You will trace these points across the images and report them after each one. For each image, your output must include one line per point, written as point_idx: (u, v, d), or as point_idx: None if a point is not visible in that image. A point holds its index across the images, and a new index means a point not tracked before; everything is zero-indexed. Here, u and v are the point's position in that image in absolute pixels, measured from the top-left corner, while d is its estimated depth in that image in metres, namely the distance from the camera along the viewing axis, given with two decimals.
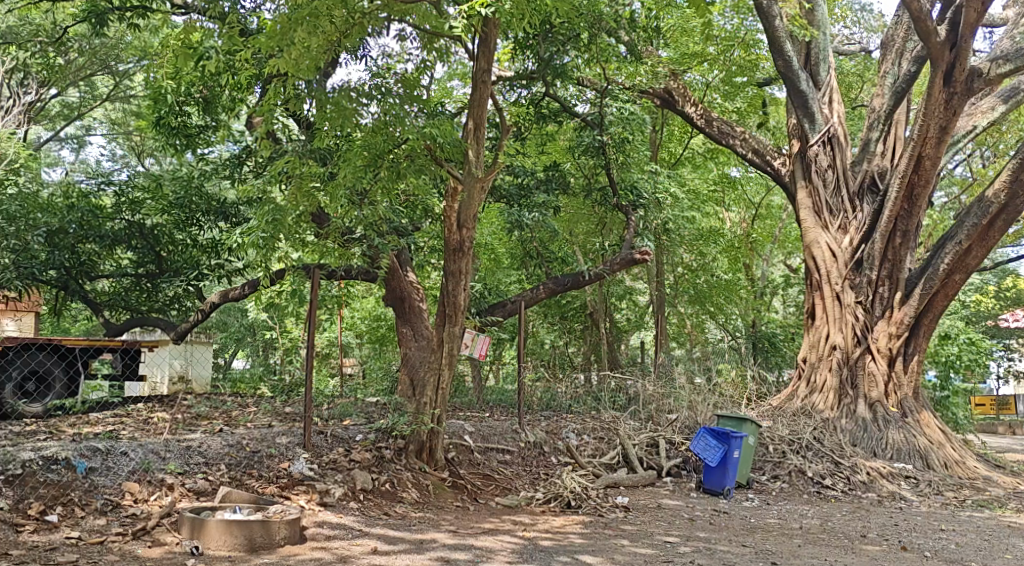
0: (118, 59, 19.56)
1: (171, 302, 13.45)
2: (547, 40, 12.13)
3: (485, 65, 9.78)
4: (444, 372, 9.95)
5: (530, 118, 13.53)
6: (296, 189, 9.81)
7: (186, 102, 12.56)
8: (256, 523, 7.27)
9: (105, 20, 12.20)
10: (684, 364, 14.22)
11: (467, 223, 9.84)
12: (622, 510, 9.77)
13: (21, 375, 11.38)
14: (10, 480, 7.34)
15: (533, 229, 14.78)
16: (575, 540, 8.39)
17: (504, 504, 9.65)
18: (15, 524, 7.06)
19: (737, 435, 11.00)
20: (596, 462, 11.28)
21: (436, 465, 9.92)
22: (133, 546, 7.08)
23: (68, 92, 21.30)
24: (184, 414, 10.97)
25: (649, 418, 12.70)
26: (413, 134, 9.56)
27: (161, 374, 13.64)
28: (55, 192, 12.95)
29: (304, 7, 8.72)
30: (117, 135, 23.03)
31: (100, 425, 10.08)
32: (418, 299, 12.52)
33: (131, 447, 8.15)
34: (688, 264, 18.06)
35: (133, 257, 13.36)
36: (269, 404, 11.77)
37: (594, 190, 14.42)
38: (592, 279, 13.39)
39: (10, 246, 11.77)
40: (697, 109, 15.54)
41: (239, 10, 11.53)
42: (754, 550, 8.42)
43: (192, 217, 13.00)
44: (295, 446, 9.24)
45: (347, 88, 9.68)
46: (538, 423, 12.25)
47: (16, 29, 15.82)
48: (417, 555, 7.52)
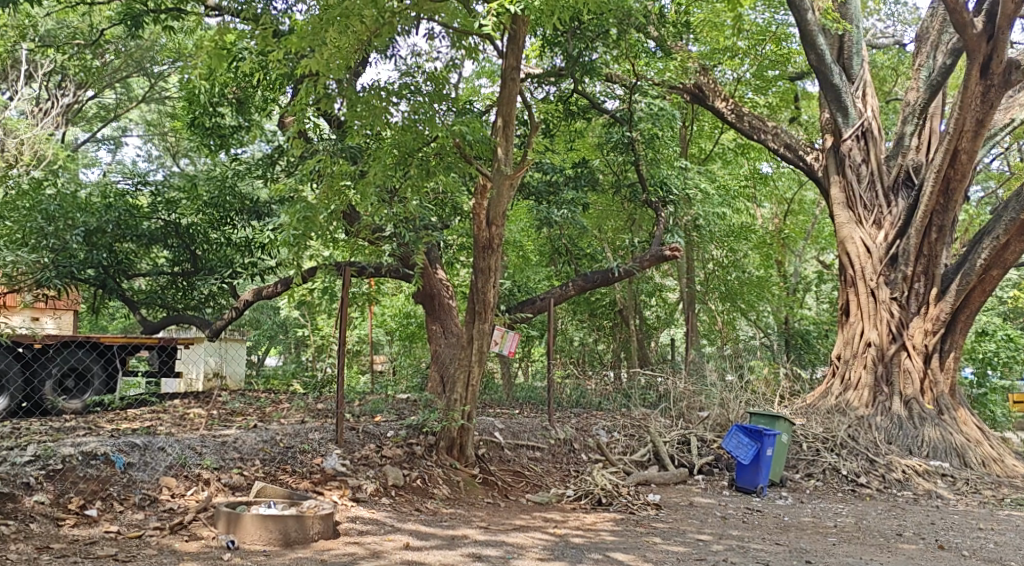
0: (153, 61, 19.91)
1: (207, 300, 13.62)
2: (575, 37, 12.06)
3: (514, 62, 9.76)
4: (474, 370, 9.95)
5: (559, 116, 13.41)
6: (327, 188, 9.95)
7: (220, 103, 12.72)
8: (290, 518, 7.35)
9: (140, 23, 12.33)
10: (716, 361, 14.18)
11: (496, 220, 9.84)
12: (653, 507, 9.74)
13: (60, 372, 11.62)
14: (50, 475, 7.46)
15: (562, 227, 14.60)
16: (606, 537, 8.38)
17: (534, 501, 9.66)
18: (56, 518, 7.17)
19: (770, 433, 10.90)
20: (627, 459, 11.26)
21: (467, 462, 9.92)
22: (171, 540, 7.17)
23: (104, 93, 21.73)
24: (219, 410, 11.10)
25: (680, 415, 12.67)
26: (441, 132, 9.63)
27: (198, 370, 13.31)
28: (93, 190, 13.05)
29: (334, 7, 8.87)
30: (152, 136, 23.40)
31: (138, 421, 10.22)
32: (448, 297, 12.60)
33: (168, 443, 8.25)
34: (720, 261, 17.95)
35: (169, 255, 13.49)
36: (302, 401, 11.86)
37: (624, 186, 14.36)
38: (622, 276, 13.30)
39: (49, 245, 11.97)
40: (729, 103, 15.38)
41: (271, 11, 11.65)
42: (788, 548, 8.37)
43: (226, 216, 13.21)
44: (327, 442, 9.30)
45: (376, 86, 9.78)
46: (568, 420, 12.20)
47: (54, 33, 16.16)
48: (449, 551, 7.54)
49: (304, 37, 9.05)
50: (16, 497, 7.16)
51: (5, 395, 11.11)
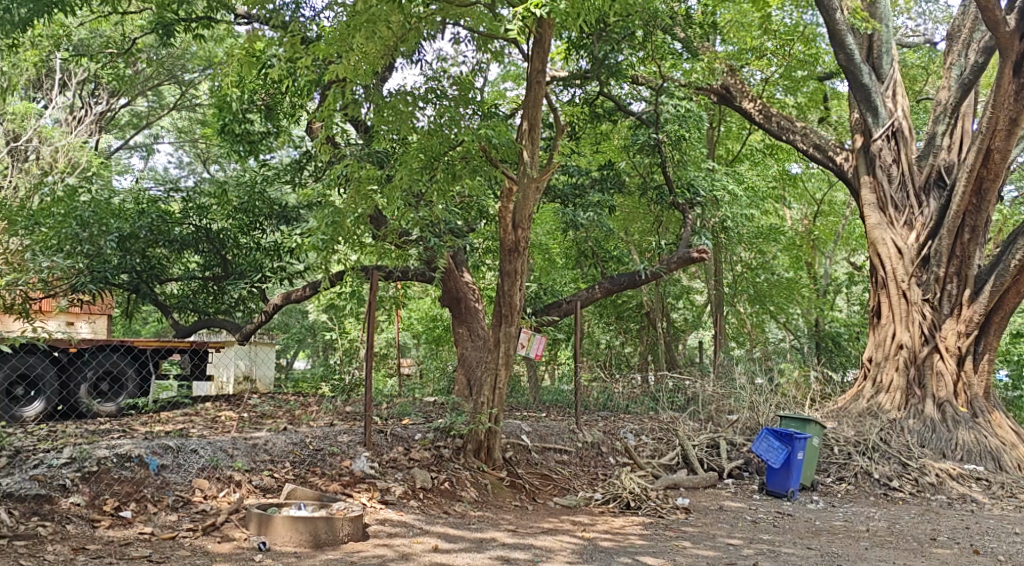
0: (184, 69, 20.22)
1: (237, 304, 13.81)
2: (602, 39, 12.04)
3: (540, 66, 9.78)
4: (500, 372, 9.97)
5: (585, 118, 13.39)
6: (354, 192, 9.96)
7: (249, 109, 12.85)
8: (320, 520, 7.38)
9: (171, 32, 12.44)
10: (745, 364, 14.05)
11: (522, 222, 9.84)
12: (682, 511, 9.68)
13: (95, 376, 11.76)
14: (86, 477, 7.54)
15: (588, 229, 14.60)
16: (635, 541, 8.35)
17: (562, 504, 9.66)
18: (92, 519, 7.24)
19: (801, 436, 10.78)
20: (656, 462, 11.18)
21: (494, 465, 9.94)
22: (204, 542, 7.23)
23: (137, 102, 22.09)
24: (249, 413, 11.19)
25: (709, 418, 12.62)
26: (468, 136, 9.72)
27: (228, 374, 13.41)
28: (126, 196, 13.22)
29: (361, 13, 8.79)
30: (183, 143, 23.73)
31: (171, 424, 10.33)
32: (474, 300, 12.56)
33: (201, 445, 8.33)
34: (748, 262, 17.86)
35: (200, 260, 13.60)
36: (331, 403, 11.94)
37: (650, 189, 14.29)
38: (649, 279, 13.21)
39: (84, 251, 12.07)
40: (757, 104, 15.26)
41: (299, 18, 11.75)
42: (819, 552, 8.29)
43: (255, 221, 13.40)
44: (355, 444, 9.35)
45: (402, 91, 9.83)
46: (595, 423, 12.17)
47: (87, 42, 16.46)
48: (477, 554, 7.55)
49: (331, 43, 9.14)
50: (53, 499, 7.25)
51: (41, 398, 11.19)
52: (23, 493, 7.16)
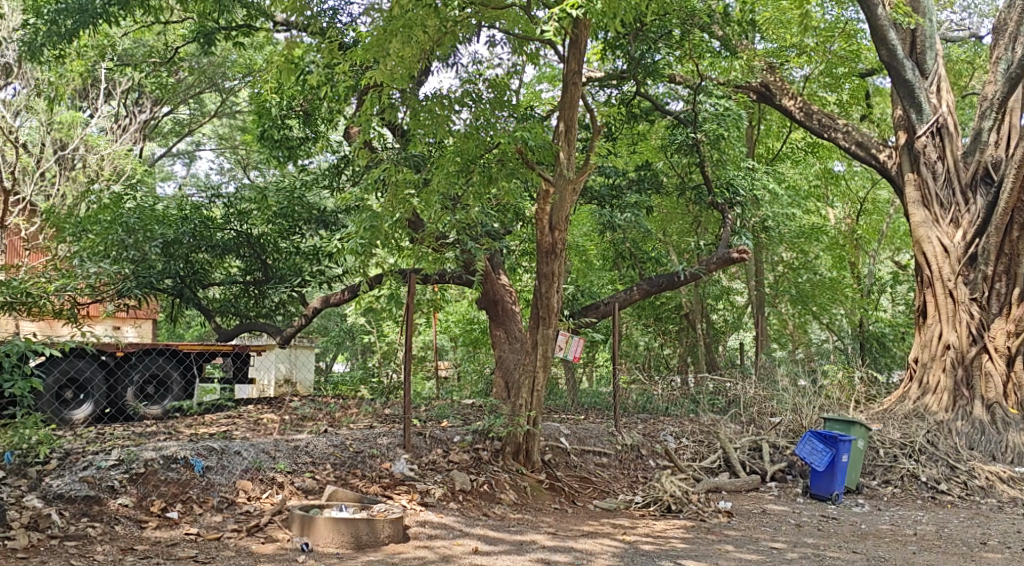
0: (225, 77, 20.53)
1: (277, 308, 13.99)
2: (638, 38, 11.94)
3: (576, 67, 9.71)
4: (539, 374, 9.92)
5: (622, 119, 13.27)
6: (392, 196, 9.96)
7: (288, 116, 13.04)
8: (361, 521, 7.41)
9: (213, 40, 12.64)
10: (787, 365, 13.83)
11: (560, 224, 9.79)
12: (724, 514, 9.58)
13: (142, 379, 11.97)
14: (133, 478, 7.64)
15: (626, 230, 14.53)
16: (676, 544, 8.27)
17: (602, 507, 9.60)
18: (139, 520, 7.32)
19: (845, 438, 10.63)
20: (696, 465, 11.07)
21: (532, 467, 9.90)
22: (248, 542, 7.29)
23: (179, 110, 22.48)
24: (291, 416, 11.31)
25: (751, 421, 12.51)
26: (503, 138, 9.62)
27: (269, 377, 13.82)
28: (170, 203, 13.39)
29: (398, 18, 8.91)
30: (225, 150, 24.11)
31: (216, 426, 10.46)
32: (511, 302, 12.59)
33: (244, 447, 8.41)
34: (790, 263, 17.81)
35: (242, 264, 13.81)
36: (371, 406, 11.98)
37: (688, 189, 14.17)
38: (688, 279, 13.03)
39: (129, 257, 12.26)
40: (798, 102, 15.10)
41: (336, 24, 11.84)
42: (865, 556, 8.15)
43: (295, 226, 13.53)
44: (395, 446, 9.38)
45: (439, 94, 9.92)
46: (635, 425, 12.08)
47: (132, 52, 16.80)
48: (518, 557, 7.52)
49: (370, 48, 9.15)
50: (101, 500, 7.34)
51: (90, 401, 11.31)
52: (73, 494, 7.27)
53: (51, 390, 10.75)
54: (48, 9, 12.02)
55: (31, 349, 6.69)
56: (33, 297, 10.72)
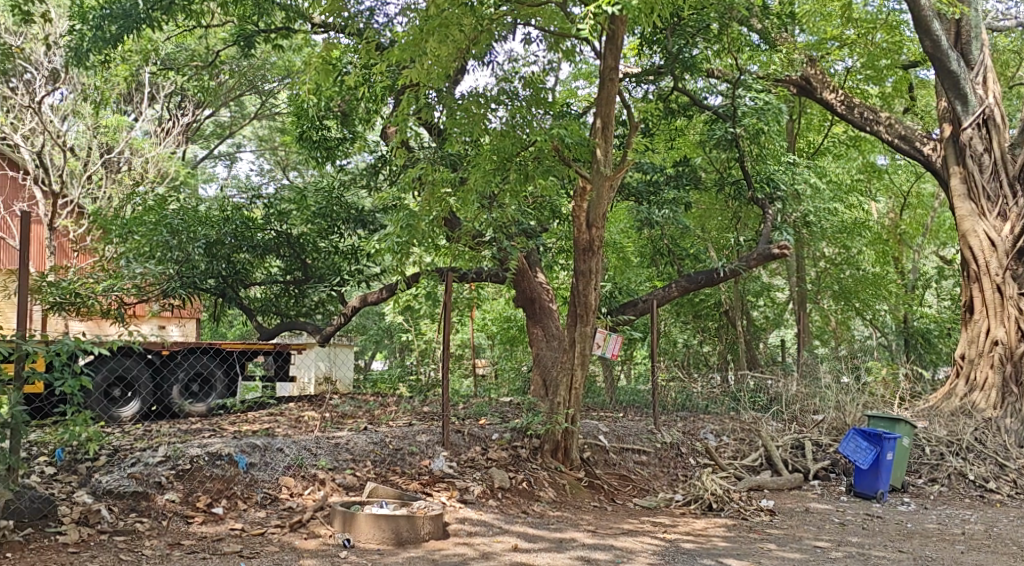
0: (264, 79, 20.80)
1: (317, 307, 14.18)
2: (676, 33, 11.86)
3: (612, 63, 9.67)
4: (576, 372, 9.90)
5: (660, 114, 13.13)
6: (429, 195, 10.07)
7: (326, 117, 13.16)
8: (402, 518, 7.45)
9: (253, 43, 12.79)
10: (830, 362, 13.65)
11: (596, 221, 9.72)
12: (767, 513, 9.47)
13: (187, 377, 12.14)
14: (180, 475, 7.73)
15: (664, 227, 14.41)
16: (718, 543, 8.20)
17: (642, 505, 9.55)
18: (186, 515, 7.41)
19: (890, 437, 10.48)
20: (737, 463, 10.96)
21: (571, 465, 9.87)
22: (291, 538, 7.36)
23: (220, 112, 22.79)
24: (331, 413, 11.41)
25: (793, 419, 12.36)
26: (539, 135, 9.69)
27: (309, 376, 13.63)
28: (212, 204, 13.56)
29: (434, 17, 8.89)
30: (265, 150, 24.44)
31: (258, 424, 10.57)
32: (547, 299, 12.50)
33: (287, 444, 8.52)
34: (832, 258, 17.55)
35: (282, 264, 13.91)
36: (410, 404, 12.04)
37: (727, 184, 14.05)
38: (728, 276, 12.91)
39: (173, 258, 12.43)
40: (839, 95, 14.85)
41: (373, 25, 11.76)
42: (911, 556, 8.02)
43: (334, 225, 13.61)
44: (434, 444, 9.40)
45: (475, 93, 9.96)
46: (674, 423, 11.98)
47: (174, 55, 17.06)
48: (558, 554, 7.50)
49: (406, 47, 9.21)
50: (149, 496, 7.44)
51: (137, 399, 11.53)
52: (121, 490, 7.37)
53: (100, 388, 11.04)
54: (94, 15, 12.23)
55: (80, 348, 6.72)
56: (80, 298, 11.46)
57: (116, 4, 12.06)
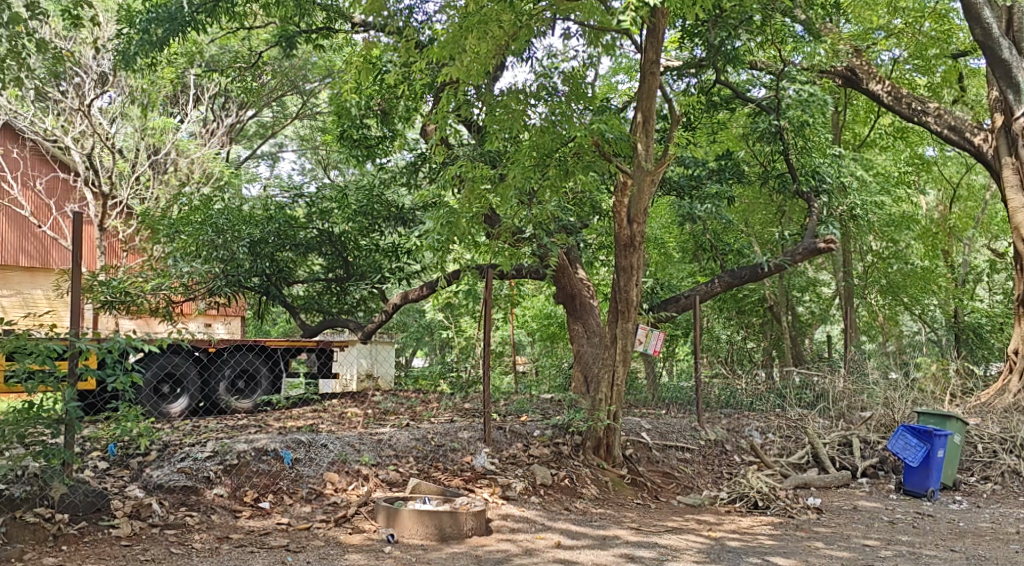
0: (306, 79, 21.09)
1: (359, 304, 14.24)
2: (717, 26, 11.53)
3: (653, 57, 9.57)
4: (619, 369, 9.85)
5: (703, 108, 13.04)
6: (469, 192, 10.06)
7: (367, 115, 13.22)
8: (445, 514, 7.46)
9: (294, 43, 12.89)
10: (878, 358, 13.42)
11: (637, 217, 9.65)
12: (814, 512, 9.32)
13: (233, 373, 12.35)
14: (227, 469, 7.82)
15: (707, 222, 14.28)
16: (764, 541, 8.09)
17: (686, 503, 9.44)
18: (233, 510, 7.49)
19: (941, 434, 10.25)
20: (784, 461, 10.80)
21: (614, 462, 9.79)
22: (336, 532, 7.41)
23: (263, 113, 23.10)
24: (373, 410, 11.45)
25: (840, 416, 12.18)
26: (579, 131, 9.48)
27: (351, 372, 13.84)
28: (256, 203, 13.69)
29: (472, 14, 8.83)
30: (306, 150, 24.74)
31: (302, 420, 10.66)
32: (587, 296, 12.31)
33: (331, 440, 8.59)
34: (879, 252, 17.27)
35: (323, 262, 14.00)
36: (450, 400, 12.06)
37: (772, 177, 13.84)
38: (772, 271, 12.72)
39: (218, 256, 12.57)
40: (885, 86, 14.56)
41: (412, 23, 11.85)
42: (964, 555, 7.84)
43: (375, 223, 13.64)
44: (476, 440, 9.40)
45: (514, 89, 9.95)
46: (718, 420, 11.85)
47: (219, 57, 17.31)
48: (602, 552, 7.45)
49: (446, 45, 9.22)
50: (198, 490, 7.54)
51: (185, 396, 11.66)
52: (171, 484, 7.48)
53: (150, 385, 11.13)
54: (140, 18, 12.42)
55: (132, 346, 6.80)
56: (130, 297, 12.12)
57: (162, 7, 12.23)
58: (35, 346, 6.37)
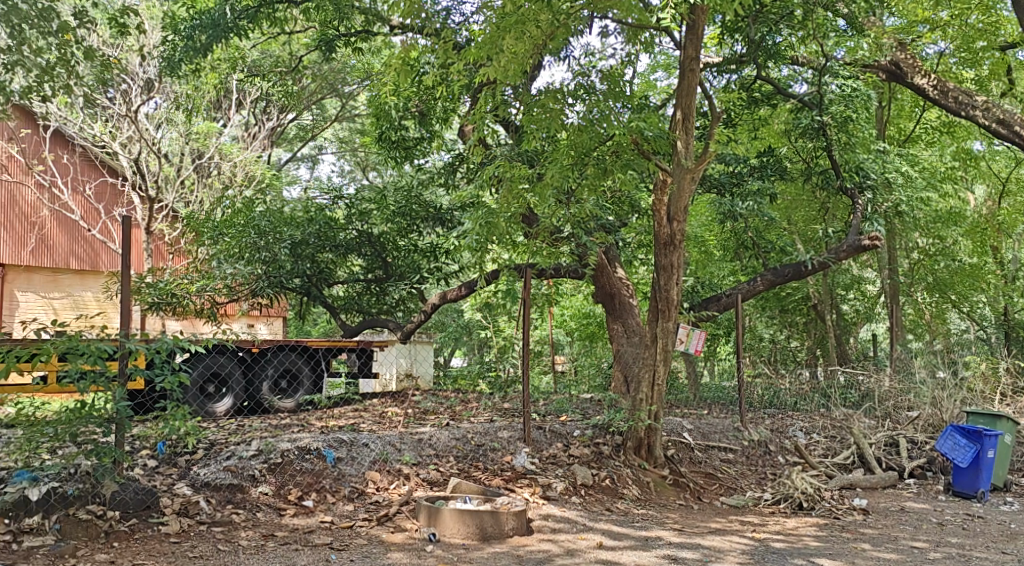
0: (344, 82, 21.30)
1: (398, 305, 14.26)
2: (758, 21, 11.55)
3: (693, 53, 9.46)
4: (659, 368, 9.78)
5: (742, 103, 12.94)
6: (508, 192, 10.06)
7: (405, 117, 13.25)
8: (486, 513, 7.46)
9: (334, 47, 13.01)
10: (925, 357, 13.21)
11: (678, 215, 9.56)
12: (860, 513, 9.18)
13: (276, 373, 12.51)
14: (272, 468, 7.91)
15: (748, 219, 14.17)
16: (810, 542, 7.99)
17: (729, 504, 9.35)
18: (278, 507, 7.56)
19: (990, 434, 10.04)
20: (829, 462, 10.65)
21: (655, 463, 9.72)
22: (379, 531, 7.45)
23: (303, 116, 23.39)
24: (414, 409, 11.50)
25: (887, 416, 12.04)
26: (618, 130, 9.55)
27: (390, 372, 13.91)
28: (297, 206, 13.83)
29: (510, 15, 8.82)
30: (345, 152, 25.00)
31: (344, 419, 10.75)
32: (628, 296, 12.16)
33: (372, 439, 8.63)
34: (926, 249, 16.96)
35: (363, 262, 14.05)
36: (490, 400, 12.08)
37: (815, 173, 13.69)
38: (816, 269, 12.53)
39: (261, 258, 12.71)
40: (931, 79, 13.61)
41: (449, 25, 11.91)
42: (1016, 558, 7.67)
43: (413, 224, 13.73)
44: (516, 440, 9.40)
45: (552, 88, 9.88)
46: (761, 420, 11.74)
47: (259, 61, 17.62)
48: (644, 553, 7.40)
49: (483, 45, 9.19)
50: (244, 488, 7.62)
51: (230, 395, 11.81)
52: (217, 482, 7.58)
53: (196, 384, 11.29)
54: (184, 25, 12.58)
55: (178, 346, 6.92)
56: (176, 297, 12.51)
57: (205, 14, 12.40)
58: (88, 347, 6.49)
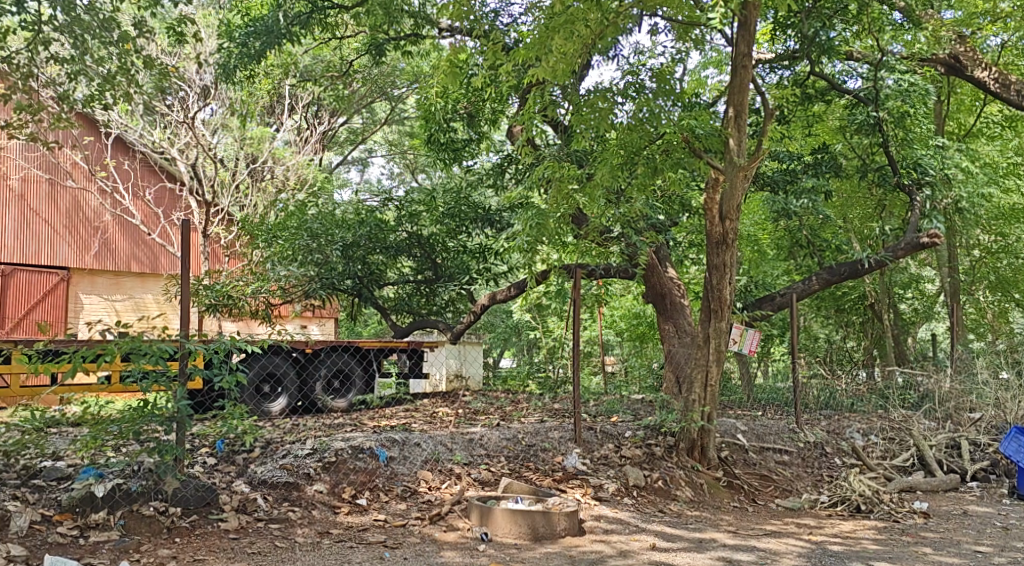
0: (394, 85, 21.45)
1: (447, 305, 14.38)
2: (811, 16, 11.30)
3: (745, 49, 9.31)
4: (712, 369, 9.65)
5: (795, 101, 12.62)
6: (557, 192, 10.10)
7: (453, 119, 13.19)
8: (538, 513, 7.46)
9: (383, 51, 13.14)
10: (988, 357, 12.87)
11: (730, 214, 9.44)
12: (921, 516, 8.97)
13: (329, 373, 12.65)
14: (326, 466, 8.01)
15: (802, 217, 13.97)
16: (868, 546, 7.83)
17: (785, 506, 9.23)
18: (333, 506, 7.64)
19: None
20: (887, 464, 10.44)
21: (709, 464, 9.63)
22: (432, 529, 7.49)
23: (353, 119, 23.65)
24: (465, 409, 11.55)
25: (948, 417, 11.75)
26: (668, 128, 9.44)
27: (440, 373, 13.91)
28: (349, 208, 13.98)
29: (560, 14, 8.75)
30: (395, 155, 25.21)
31: (397, 419, 10.84)
32: (679, 296, 12.05)
33: (423, 439, 8.69)
34: (988, 247, 16.72)
35: (413, 263, 14.14)
36: (541, 400, 12.09)
37: (870, 170, 13.42)
38: (872, 267, 12.21)
39: (314, 259, 12.89)
40: (991, 72, 12.63)
41: (498, 26, 11.92)
42: None
43: (462, 225, 13.75)
44: (567, 440, 9.38)
45: (600, 88, 9.90)
46: (818, 421, 11.55)
47: (313, 67, 17.97)
48: (698, 555, 7.32)
49: (533, 46, 9.21)
50: (299, 486, 7.72)
51: (285, 394, 12.00)
52: (274, 480, 7.70)
53: (252, 384, 11.57)
54: (239, 33, 12.77)
55: (236, 346, 7.06)
56: (232, 300, 12.63)
57: (259, 21, 12.60)
58: (150, 347, 6.62)
